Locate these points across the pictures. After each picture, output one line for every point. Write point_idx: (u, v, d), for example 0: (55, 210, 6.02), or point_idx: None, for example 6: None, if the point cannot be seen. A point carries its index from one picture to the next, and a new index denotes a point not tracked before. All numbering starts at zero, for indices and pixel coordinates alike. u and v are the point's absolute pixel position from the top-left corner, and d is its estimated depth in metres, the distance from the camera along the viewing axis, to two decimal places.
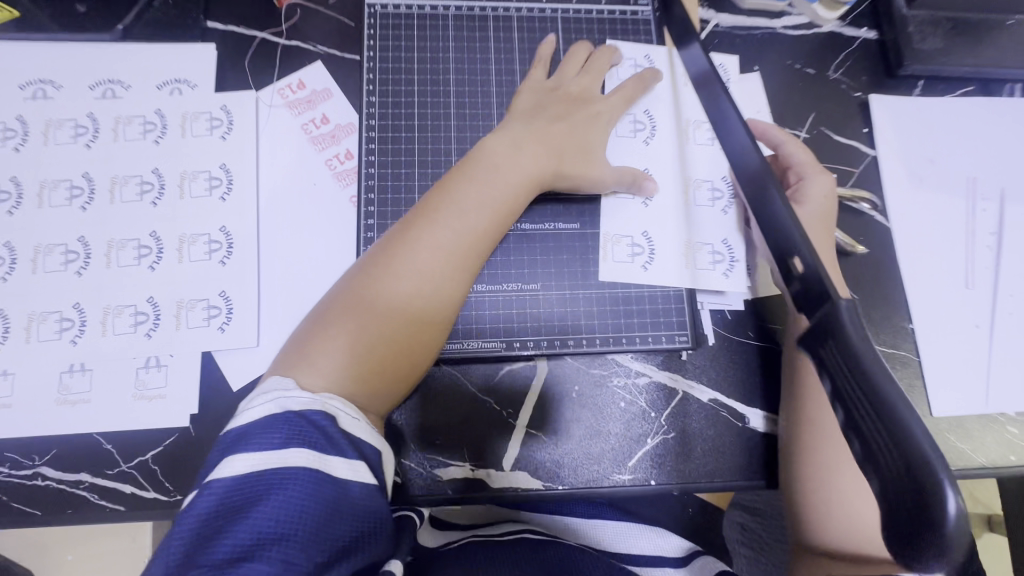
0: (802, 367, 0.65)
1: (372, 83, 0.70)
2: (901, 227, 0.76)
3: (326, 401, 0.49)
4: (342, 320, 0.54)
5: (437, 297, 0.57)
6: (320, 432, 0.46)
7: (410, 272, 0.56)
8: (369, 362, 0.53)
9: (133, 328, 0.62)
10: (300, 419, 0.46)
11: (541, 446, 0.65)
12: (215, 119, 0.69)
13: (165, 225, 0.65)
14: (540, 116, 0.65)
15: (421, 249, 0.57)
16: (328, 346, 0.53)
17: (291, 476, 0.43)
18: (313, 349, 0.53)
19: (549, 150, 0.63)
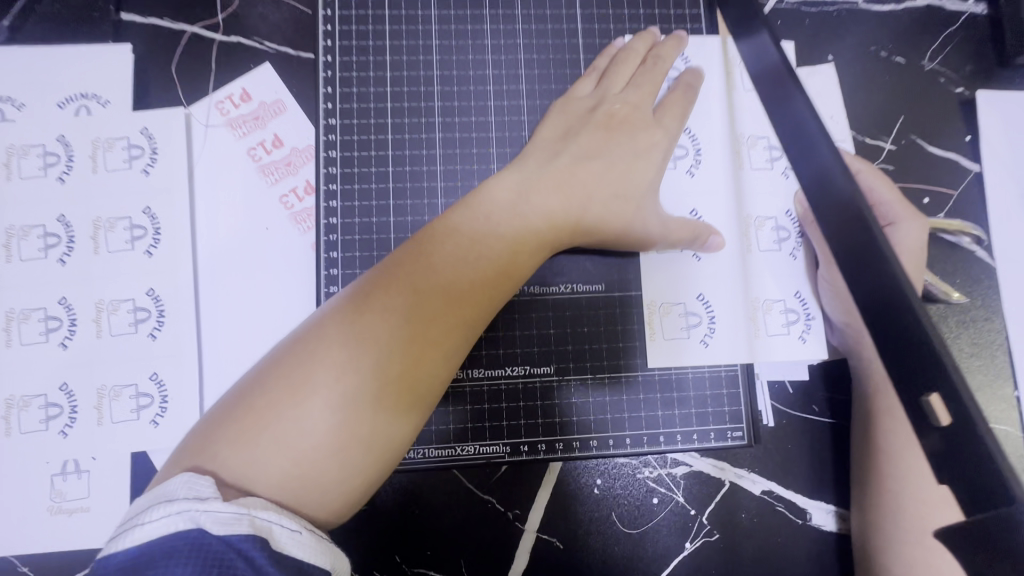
0: (891, 468, 0.51)
1: (330, 99, 0.51)
2: (1006, 267, 0.61)
3: (254, 514, 0.35)
4: (274, 402, 0.40)
5: (408, 375, 0.42)
6: (247, 561, 0.33)
7: (370, 343, 0.41)
8: (311, 463, 0.39)
9: (44, 424, 0.50)
10: (217, 543, 0.33)
11: (555, 555, 0.53)
12: (135, 146, 0.54)
13: (78, 289, 0.51)
14: (558, 150, 0.50)
15: (388, 313, 0.43)
16: (256, 441, 0.39)
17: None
18: (236, 443, 0.39)
19: (568, 197, 0.48)
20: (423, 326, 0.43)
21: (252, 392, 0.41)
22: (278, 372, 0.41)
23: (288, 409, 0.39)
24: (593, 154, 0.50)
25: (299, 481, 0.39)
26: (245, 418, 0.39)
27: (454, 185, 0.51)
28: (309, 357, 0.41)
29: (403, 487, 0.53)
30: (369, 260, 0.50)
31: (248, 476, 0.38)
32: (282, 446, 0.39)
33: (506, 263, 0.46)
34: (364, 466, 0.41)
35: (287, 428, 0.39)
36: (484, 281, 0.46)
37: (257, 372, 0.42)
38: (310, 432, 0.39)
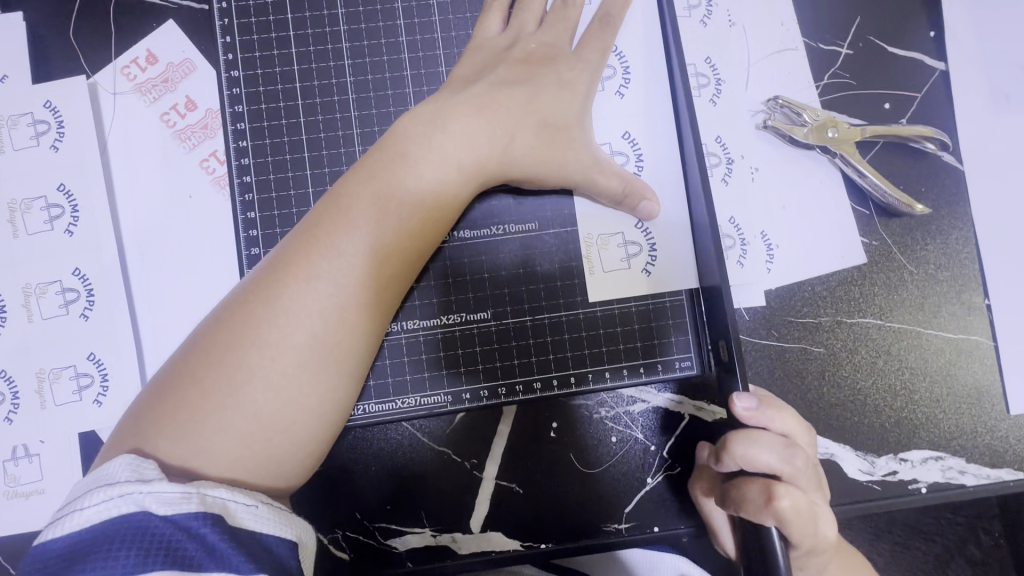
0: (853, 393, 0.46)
1: (230, 49, 0.48)
2: (974, 171, 0.57)
3: (205, 492, 0.35)
4: (201, 386, 0.38)
5: (350, 339, 0.40)
6: (194, 540, 0.33)
7: (296, 312, 0.39)
8: (255, 439, 0.38)
9: None
10: (162, 523, 0.33)
11: (515, 500, 0.53)
12: (40, 122, 0.51)
13: (2, 275, 0.50)
14: (475, 87, 0.46)
15: (310, 281, 0.39)
16: (189, 427, 0.37)
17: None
18: (175, 437, 0.37)
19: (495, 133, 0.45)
20: (361, 289, 0.41)
21: (179, 381, 0.38)
22: (199, 356, 0.39)
23: (222, 391, 0.37)
24: (513, 88, 0.47)
25: (250, 459, 0.38)
26: (172, 406, 0.38)
27: (370, 130, 0.49)
28: (233, 337, 0.39)
29: (356, 447, 0.53)
30: (288, 218, 0.48)
31: (193, 465, 0.37)
32: (223, 429, 0.37)
33: (439, 210, 0.44)
34: (311, 430, 0.40)
35: (224, 411, 0.37)
36: (417, 231, 0.43)
37: (180, 361, 0.40)
38: (250, 409, 0.38)
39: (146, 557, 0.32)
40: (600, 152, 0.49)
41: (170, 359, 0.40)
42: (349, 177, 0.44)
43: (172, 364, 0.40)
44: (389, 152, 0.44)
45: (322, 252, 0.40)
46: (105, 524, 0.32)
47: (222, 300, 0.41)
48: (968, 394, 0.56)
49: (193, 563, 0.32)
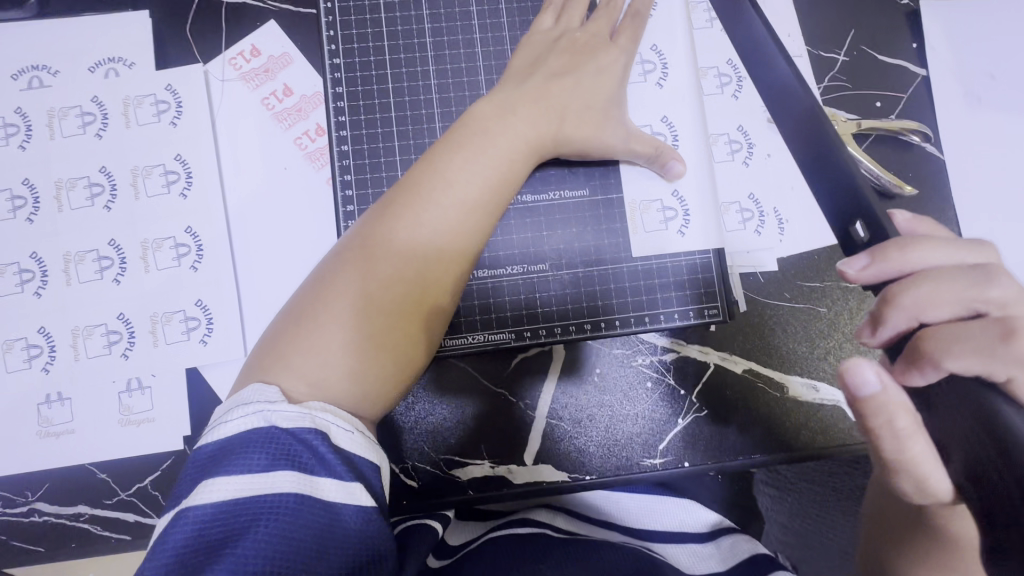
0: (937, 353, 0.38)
1: (333, 40, 0.58)
2: (953, 159, 0.67)
3: (314, 414, 0.43)
4: (320, 315, 0.47)
5: (433, 281, 0.50)
6: (308, 450, 0.41)
7: (393, 257, 0.49)
8: (361, 356, 0.47)
9: (108, 349, 0.57)
10: (286, 434, 0.41)
11: (565, 434, 0.61)
12: (161, 101, 0.60)
13: (123, 231, 0.58)
14: (542, 76, 0.56)
15: (404, 234, 0.50)
16: (311, 347, 0.46)
17: (279, 502, 0.39)
18: (299, 352, 0.46)
19: (557, 113, 0.55)
20: (443, 242, 0.51)
21: (303, 312, 0.48)
22: (316, 294, 0.48)
23: (337, 316, 0.47)
24: (571, 77, 0.56)
25: (359, 372, 0.46)
26: (296, 332, 0.47)
27: (449, 110, 0.58)
28: (344, 278, 0.49)
29: (426, 387, 0.60)
30: (379, 180, 0.57)
31: (313, 375, 0.45)
32: (338, 347, 0.46)
33: (506, 182, 0.53)
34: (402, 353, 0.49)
35: (339, 332, 0.47)
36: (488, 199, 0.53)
37: (301, 296, 0.49)
38: (359, 333, 0.47)
39: (274, 460, 0.40)
40: (632, 124, 0.59)
41: (292, 299, 0.50)
42: (432, 154, 0.54)
43: (293, 303, 0.50)
44: (467, 132, 0.53)
45: (415, 213, 0.51)
46: (243, 433, 0.41)
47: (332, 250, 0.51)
48: None
49: (308, 468, 0.41)
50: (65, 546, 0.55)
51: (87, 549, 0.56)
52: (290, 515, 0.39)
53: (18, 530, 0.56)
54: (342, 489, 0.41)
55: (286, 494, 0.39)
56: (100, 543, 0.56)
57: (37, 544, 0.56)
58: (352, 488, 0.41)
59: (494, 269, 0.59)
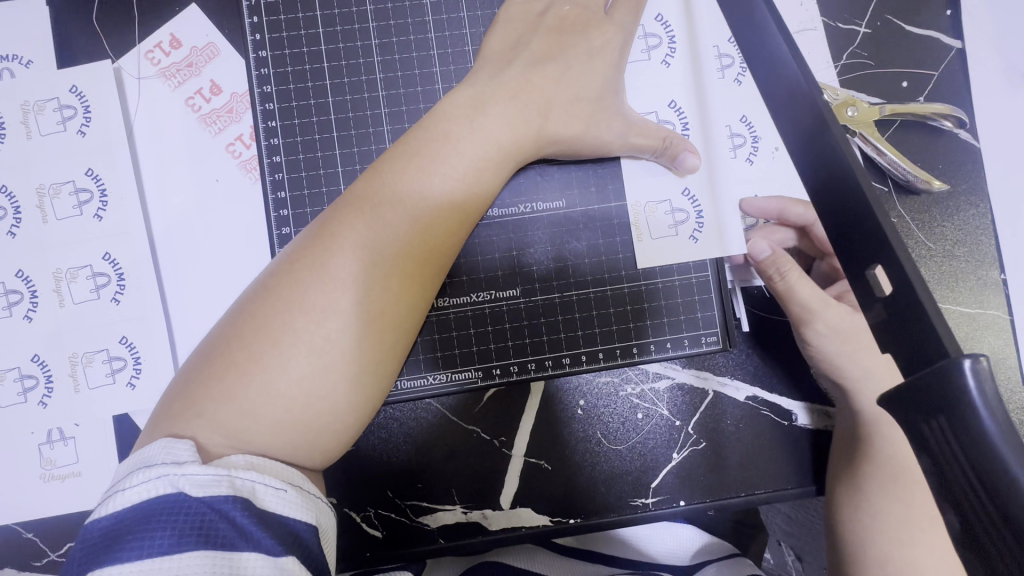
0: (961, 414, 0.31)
1: (258, 30, 0.49)
2: (990, 147, 0.58)
3: (235, 474, 0.34)
4: (245, 352, 0.37)
5: (392, 302, 0.41)
6: (226, 522, 0.32)
7: (340, 278, 0.39)
8: (299, 406, 0.37)
9: (23, 397, 0.50)
10: (196, 504, 0.32)
11: (545, 476, 0.54)
12: (66, 107, 0.51)
13: (33, 260, 0.51)
14: (511, 66, 0.47)
15: (355, 248, 0.40)
16: (232, 394, 0.37)
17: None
18: (219, 399, 0.36)
19: (526, 110, 0.46)
20: (401, 255, 0.41)
21: (225, 347, 0.38)
22: (244, 326, 0.39)
23: (268, 353, 0.37)
24: (542, 65, 0.47)
25: (297, 425, 0.37)
26: (216, 375, 0.37)
27: (398, 111, 0.49)
28: (279, 304, 0.38)
29: (387, 426, 0.53)
30: (318, 197, 0.49)
31: (238, 428, 0.36)
32: (269, 392, 0.37)
33: (477, 182, 0.44)
34: (354, 400, 0.39)
35: (268, 375, 0.37)
36: (456, 202, 0.43)
37: (226, 326, 0.39)
38: (295, 373, 0.37)
39: (180, 538, 0.31)
40: (633, 113, 0.50)
41: (214, 330, 0.40)
42: (390, 151, 0.44)
43: (215, 335, 0.40)
44: (428, 125, 0.44)
45: (367, 220, 0.41)
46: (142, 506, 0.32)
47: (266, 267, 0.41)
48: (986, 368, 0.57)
49: (226, 543, 0.31)
50: None
51: None
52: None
53: None
54: (273, 565, 0.32)
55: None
56: None
57: None
58: (285, 565, 0.32)
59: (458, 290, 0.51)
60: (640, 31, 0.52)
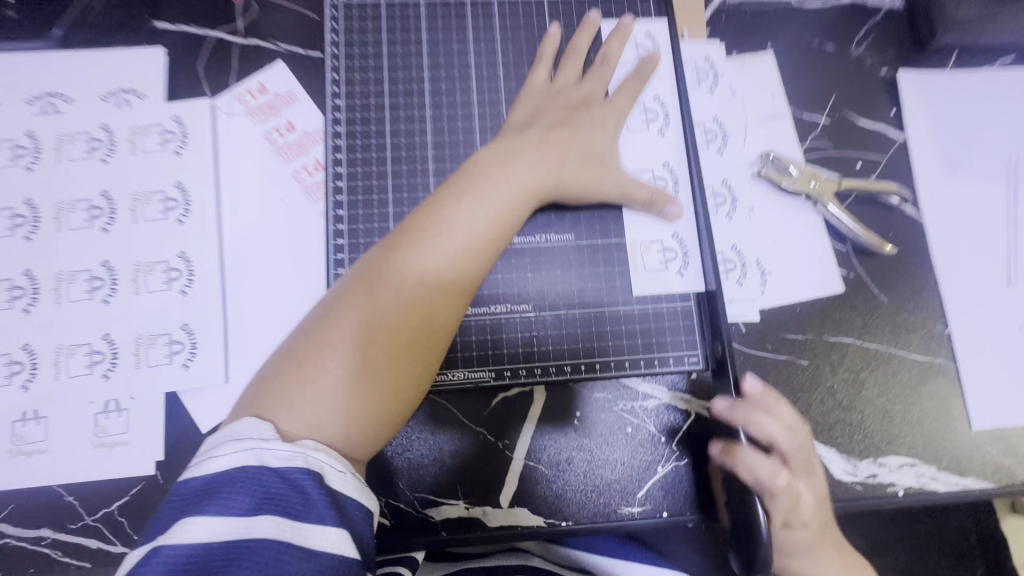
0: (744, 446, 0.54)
1: (336, 83, 0.61)
2: (933, 221, 0.69)
3: (308, 453, 0.42)
4: (319, 355, 0.46)
5: (440, 316, 0.50)
6: (297, 493, 0.39)
7: (397, 296, 0.49)
8: (365, 398, 0.46)
9: (89, 369, 0.57)
10: (277, 475, 0.40)
11: (542, 480, 0.60)
12: (168, 132, 0.62)
13: (119, 253, 0.59)
14: (530, 133, 0.58)
15: (411, 271, 0.50)
16: (310, 388, 0.45)
17: (259, 549, 0.37)
18: (295, 397, 0.45)
19: (544, 164, 0.57)
20: (441, 279, 0.50)
21: (301, 349, 0.47)
22: (318, 333, 0.48)
23: (338, 354, 0.46)
24: (553, 133, 0.59)
25: (360, 414, 0.46)
26: (295, 372, 0.46)
27: (442, 154, 0.60)
28: (347, 314, 0.48)
29: (403, 422, 0.59)
30: (371, 216, 0.59)
31: (313, 417, 0.45)
32: (340, 385, 0.46)
33: (506, 218, 0.54)
34: (407, 396, 0.48)
35: (340, 372, 0.46)
36: (491, 234, 0.53)
37: (300, 333, 0.49)
38: (361, 371, 0.46)
39: (258, 502, 0.38)
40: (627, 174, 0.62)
41: (291, 336, 0.49)
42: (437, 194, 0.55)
43: (292, 340, 0.49)
44: (464, 176, 0.55)
45: (419, 249, 0.50)
46: (233, 469, 0.40)
47: (335, 286, 0.50)
48: (936, 412, 0.65)
49: (293, 511, 0.39)
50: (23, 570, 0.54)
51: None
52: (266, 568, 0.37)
53: None
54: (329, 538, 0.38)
55: (269, 539, 0.37)
56: (61, 568, 0.55)
57: None
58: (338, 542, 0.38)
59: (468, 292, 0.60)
60: (639, 107, 0.65)
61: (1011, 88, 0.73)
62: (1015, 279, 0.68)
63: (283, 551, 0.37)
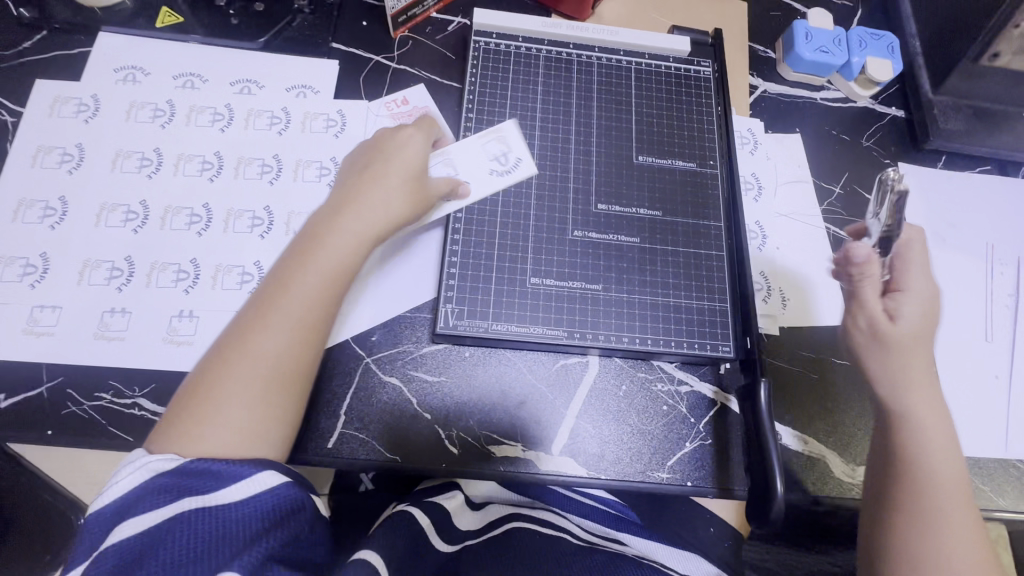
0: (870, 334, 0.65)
1: (471, 104, 0.80)
2: None
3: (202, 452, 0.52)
4: (217, 383, 0.55)
5: (311, 329, 0.59)
6: (188, 475, 0.51)
7: (276, 317, 0.58)
8: (246, 413, 0.54)
9: (239, 286, 0.70)
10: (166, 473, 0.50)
11: (588, 437, 0.71)
12: (331, 120, 0.80)
13: (278, 202, 0.75)
14: (360, 188, 0.67)
15: (285, 305, 0.59)
16: (198, 423, 0.53)
17: (175, 521, 0.47)
18: (225, 398, 0.54)
19: (359, 204, 0.65)
20: (306, 321, 0.59)
21: (191, 391, 0.55)
22: (204, 369, 0.56)
23: (217, 387, 0.55)
24: (377, 179, 0.67)
25: (250, 427, 0.54)
26: (188, 405, 0.54)
27: (544, 165, 0.78)
28: (234, 346, 0.57)
29: (482, 370, 0.72)
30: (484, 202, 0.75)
31: (222, 433, 0.53)
32: (234, 409, 0.54)
33: (359, 254, 0.64)
34: (284, 410, 0.57)
35: (221, 398, 0.54)
36: (361, 242, 0.64)
37: (200, 369, 0.57)
38: (236, 396, 0.55)
39: (162, 491, 0.49)
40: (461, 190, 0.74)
41: (187, 379, 0.57)
42: (307, 234, 0.64)
43: (188, 381, 0.57)
44: (311, 233, 0.64)
45: (298, 279, 0.60)
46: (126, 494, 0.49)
47: (222, 331, 0.59)
48: None
49: (201, 490, 0.50)
50: None
51: None
52: (208, 521, 0.48)
53: (116, 418, 0.65)
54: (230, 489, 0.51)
55: (177, 514, 0.48)
56: None
57: (127, 433, 0.65)
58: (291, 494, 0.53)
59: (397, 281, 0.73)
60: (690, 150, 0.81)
61: (988, 188, 0.91)
62: (991, 336, 0.82)
63: (203, 515, 0.48)
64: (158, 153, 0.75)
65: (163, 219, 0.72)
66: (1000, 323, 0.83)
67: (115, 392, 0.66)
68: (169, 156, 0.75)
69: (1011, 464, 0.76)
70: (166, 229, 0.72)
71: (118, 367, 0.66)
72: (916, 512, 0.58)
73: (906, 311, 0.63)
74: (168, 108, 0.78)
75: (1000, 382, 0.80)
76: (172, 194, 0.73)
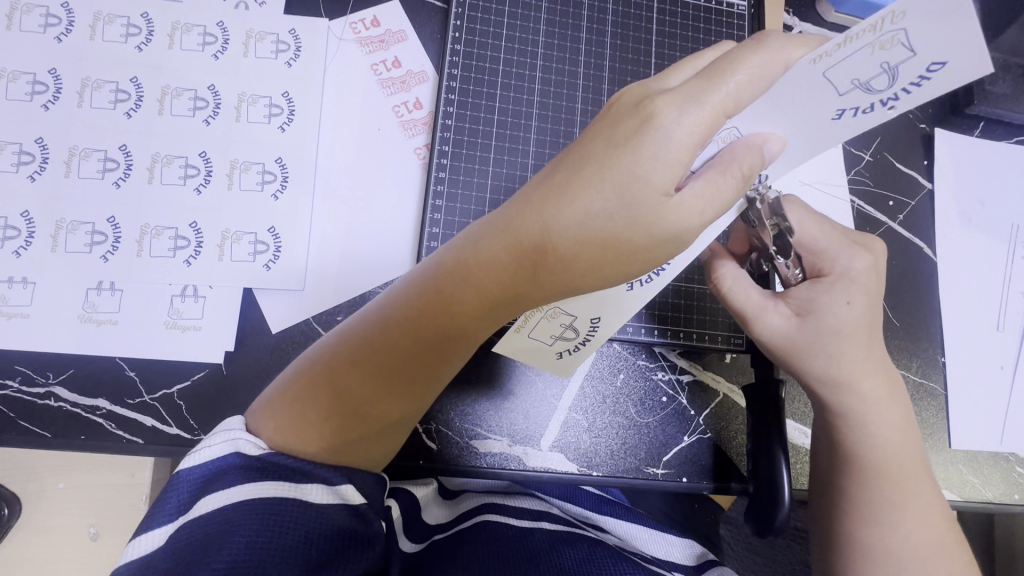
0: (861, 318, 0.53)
1: (458, 30, 0.65)
2: (944, 264, 0.78)
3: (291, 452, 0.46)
4: (310, 390, 0.47)
5: (409, 366, 0.47)
6: (285, 467, 0.45)
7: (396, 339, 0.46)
8: (338, 431, 0.47)
9: (172, 252, 0.58)
10: (250, 459, 0.45)
11: (579, 431, 0.65)
12: (282, 42, 0.64)
13: (217, 147, 0.60)
14: (559, 201, 0.41)
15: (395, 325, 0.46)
16: (291, 424, 0.46)
17: (248, 508, 0.42)
18: (315, 400, 0.47)
19: (592, 225, 0.41)
20: (393, 356, 0.46)
21: (300, 384, 0.47)
22: (315, 367, 0.47)
23: (314, 392, 0.47)
24: (586, 224, 0.41)
25: (339, 442, 0.47)
26: (290, 399, 0.47)
27: (545, 114, 0.65)
28: (336, 353, 0.47)
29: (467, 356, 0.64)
30: (472, 158, 0.63)
31: (305, 442, 0.47)
32: (316, 422, 0.47)
33: (496, 311, 0.46)
34: (375, 434, 0.49)
35: (314, 409, 0.46)
36: (569, 279, 0.44)
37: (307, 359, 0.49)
38: (325, 412, 0.47)
39: (247, 473, 0.44)
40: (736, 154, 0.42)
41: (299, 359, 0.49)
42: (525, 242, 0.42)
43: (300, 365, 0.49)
44: (506, 224, 0.43)
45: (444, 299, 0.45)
46: (217, 461, 0.44)
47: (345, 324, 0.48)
48: (921, 427, 0.74)
49: (292, 481, 0.44)
50: (74, 435, 0.55)
51: (95, 443, 0.55)
52: (287, 523, 0.42)
53: (29, 409, 0.55)
54: (329, 492, 0.45)
55: (254, 501, 0.42)
56: (110, 440, 0.55)
57: (43, 428, 0.55)
58: (342, 492, 0.46)
59: (554, 319, 0.54)
60: None
61: None
62: (1002, 325, 0.78)
63: (286, 513, 0.42)
64: (54, 75, 0.59)
65: (69, 164, 0.58)
66: (1015, 311, 0.78)
67: (24, 379, 0.55)
68: (71, 80, 0.59)
69: (1003, 457, 0.75)
70: (74, 177, 0.58)
71: (25, 348, 0.55)
72: (871, 504, 0.53)
73: (837, 304, 0.51)
74: (64, 14, 0.60)
75: (1005, 374, 0.76)
76: (79, 132, 0.58)
